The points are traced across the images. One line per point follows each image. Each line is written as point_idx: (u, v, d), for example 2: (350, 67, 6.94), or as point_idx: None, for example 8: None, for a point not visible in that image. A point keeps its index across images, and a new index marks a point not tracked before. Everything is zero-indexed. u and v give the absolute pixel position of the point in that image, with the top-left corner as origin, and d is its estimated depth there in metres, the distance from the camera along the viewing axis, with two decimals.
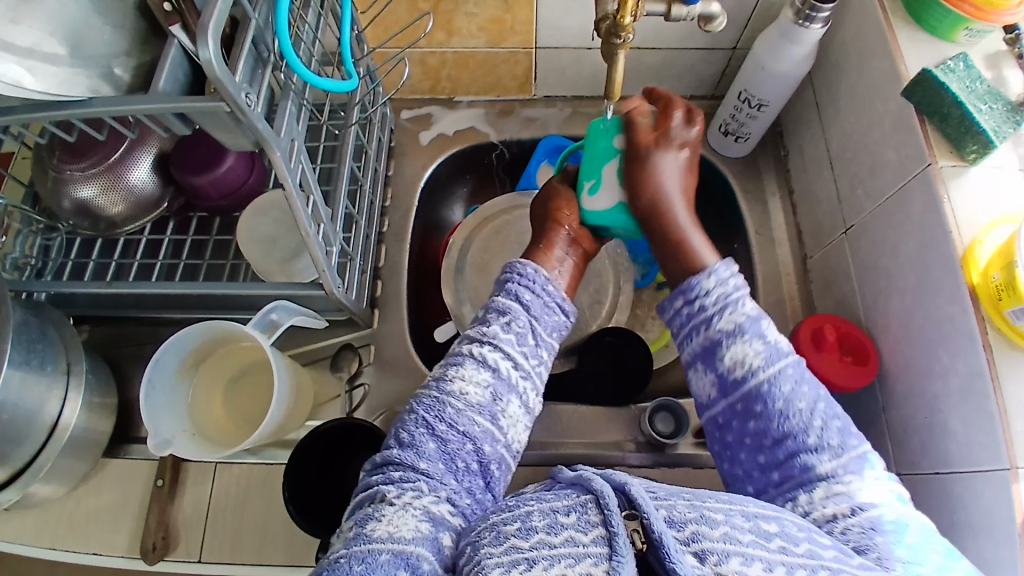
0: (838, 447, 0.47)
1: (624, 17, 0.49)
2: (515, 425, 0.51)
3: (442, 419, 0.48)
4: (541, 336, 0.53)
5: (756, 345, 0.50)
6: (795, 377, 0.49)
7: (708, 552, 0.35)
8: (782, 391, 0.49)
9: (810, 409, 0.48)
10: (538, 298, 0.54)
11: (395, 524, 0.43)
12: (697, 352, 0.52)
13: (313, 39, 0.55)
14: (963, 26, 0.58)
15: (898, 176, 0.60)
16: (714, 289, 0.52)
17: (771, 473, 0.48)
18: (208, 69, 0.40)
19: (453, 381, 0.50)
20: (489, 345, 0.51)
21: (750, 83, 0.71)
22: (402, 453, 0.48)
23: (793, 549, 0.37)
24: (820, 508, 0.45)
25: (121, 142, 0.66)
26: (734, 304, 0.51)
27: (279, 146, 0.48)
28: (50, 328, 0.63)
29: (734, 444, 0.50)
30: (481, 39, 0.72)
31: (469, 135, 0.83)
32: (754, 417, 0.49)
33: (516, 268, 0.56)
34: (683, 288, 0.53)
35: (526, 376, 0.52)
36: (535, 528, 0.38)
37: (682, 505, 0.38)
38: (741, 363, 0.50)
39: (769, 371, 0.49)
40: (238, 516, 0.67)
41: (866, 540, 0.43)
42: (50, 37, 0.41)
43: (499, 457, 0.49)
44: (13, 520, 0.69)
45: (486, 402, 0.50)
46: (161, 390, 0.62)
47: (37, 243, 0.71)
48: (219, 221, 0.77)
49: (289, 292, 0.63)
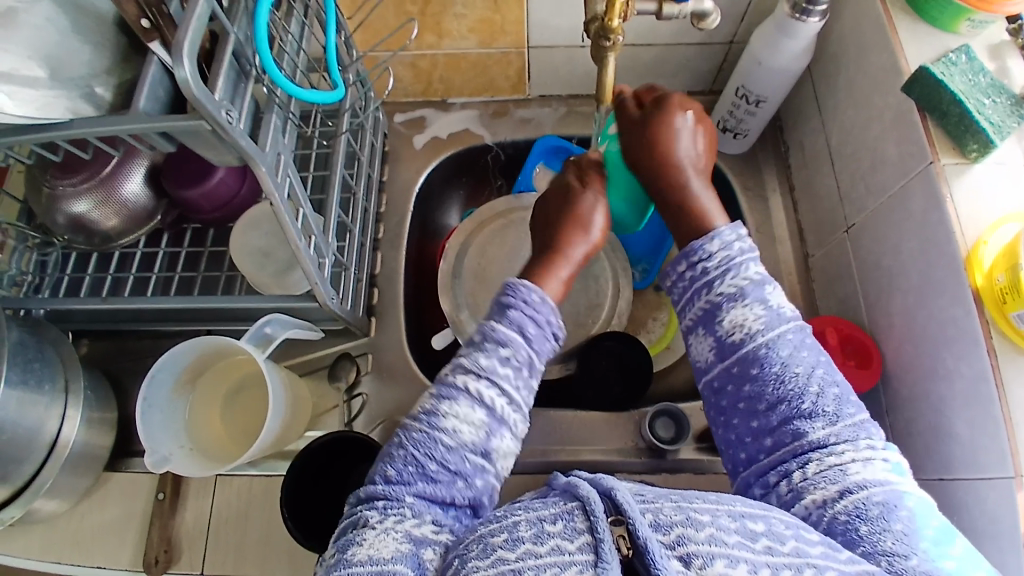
0: (833, 413, 0.48)
1: (612, 20, 0.48)
2: (506, 457, 0.50)
3: (433, 458, 0.48)
4: (537, 366, 0.53)
5: (757, 310, 0.50)
6: (795, 343, 0.50)
7: (693, 555, 0.35)
8: (780, 355, 0.49)
9: (807, 374, 0.49)
10: (539, 328, 0.53)
11: (375, 546, 0.44)
12: (697, 317, 0.52)
13: (297, 49, 0.54)
14: (964, 17, 0.56)
15: (900, 174, 0.59)
16: (717, 253, 0.51)
17: (765, 440, 0.48)
18: (185, 89, 0.39)
19: (447, 417, 0.49)
20: (485, 381, 0.50)
21: (746, 79, 0.70)
22: (388, 488, 0.47)
23: (779, 549, 0.36)
24: (811, 492, 0.45)
25: (111, 160, 0.65)
26: (735, 268, 0.51)
27: (264, 161, 0.47)
28: (48, 347, 0.63)
29: (729, 409, 0.51)
30: (472, 41, 0.71)
31: (463, 138, 0.81)
32: (750, 380, 0.49)
33: (516, 290, 0.54)
34: (686, 252, 0.52)
35: (518, 408, 0.51)
36: (522, 539, 0.37)
37: (669, 507, 0.38)
38: (740, 327, 0.50)
39: (768, 336, 0.49)
40: (240, 529, 0.67)
41: (850, 532, 0.43)
42: (28, 61, 0.40)
43: (490, 488, 0.49)
44: (17, 536, 0.69)
45: (479, 440, 0.49)
46: (158, 407, 0.63)
47: (34, 258, 0.70)
48: (213, 233, 0.77)
49: (279, 304, 0.62)
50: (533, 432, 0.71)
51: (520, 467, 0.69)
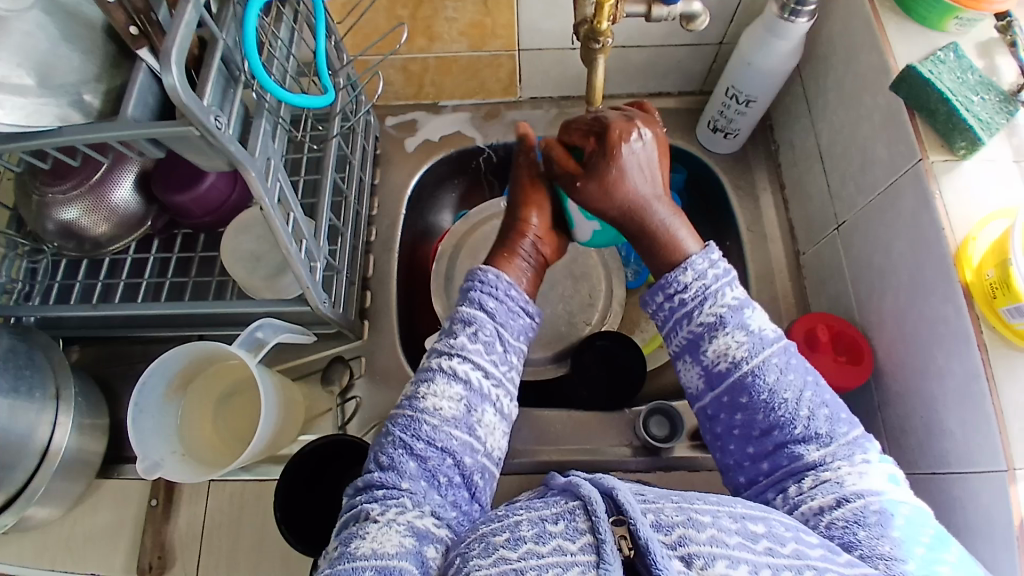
0: (827, 435, 0.48)
1: (601, 22, 0.48)
2: (493, 432, 0.50)
3: (420, 438, 0.48)
4: (509, 341, 0.53)
5: (738, 337, 0.50)
6: (781, 366, 0.50)
7: (694, 555, 0.35)
8: (768, 381, 0.49)
9: (796, 399, 0.49)
10: (502, 304, 0.53)
11: (379, 540, 0.44)
12: (683, 344, 0.52)
13: (286, 54, 0.54)
14: (952, 16, 0.57)
15: (889, 172, 0.59)
16: (692, 283, 0.51)
17: (763, 463, 0.49)
18: (173, 95, 0.39)
19: (427, 398, 0.50)
20: (458, 358, 0.50)
21: (737, 79, 0.70)
22: (382, 475, 0.48)
23: (779, 550, 0.37)
24: (808, 500, 0.46)
25: (100, 166, 0.65)
26: (713, 295, 0.51)
27: (254, 166, 0.47)
28: (38, 354, 0.62)
29: (724, 435, 0.51)
30: (463, 44, 0.71)
31: (455, 140, 0.81)
32: (742, 408, 0.49)
33: (477, 276, 0.54)
34: (662, 284, 0.52)
35: (499, 384, 0.51)
36: (524, 538, 0.38)
37: (670, 508, 0.38)
38: (724, 356, 0.50)
39: (753, 362, 0.49)
40: (235, 534, 0.67)
41: (849, 535, 0.43)
42: (18, 68, 0.41)
43: (481, 467, 0.49)
44: (9, 544, 0.68)
45: (461, 415, 0.49)
46: (150, 414, 0.62)
47: (24, 266, 0.70)
48: (204, 237, 0.76)
49: (271, 309, 0.62)
50: (527, 433, 0.71)
51: (515, 468, 0.69)
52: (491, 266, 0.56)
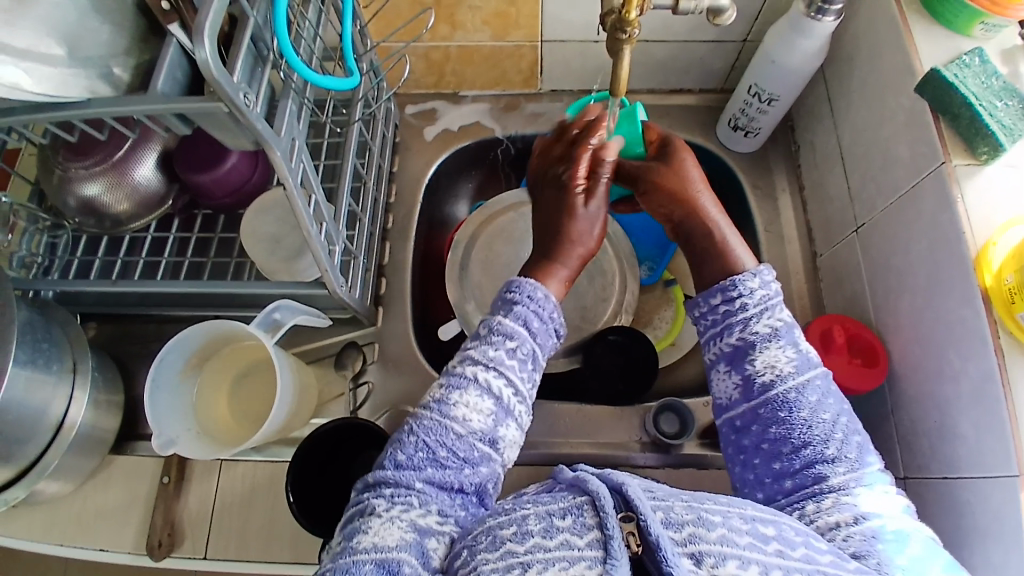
0: (855, 461, 0.48)
1: (628, 12, 0.48)
2: (511, 447, 0.51)
3: (442, 445, 0.48)
4: (540, 360, 0.53)
5: (789, 352, 0.51)
6: (822, 389, 0.51)
7: (704, 554, 0.35)
8: (809, 401, 0.50)
9: (833, 421, 0.50)
10: (543, 324, 0.54)
11: (381, 534, 0.44)
12: (725, 352, 0.53)
13: (313, 36, 0.54)
14: (978, 20, 0.56)
15: (911, 174, 0.59)
16: (757, 290, 0.53)
17: (784, 482, 0.49)
18: (204, 69, 0.39)
19: (456, 406, 0.49)
20: (494, 372, 0.50)
21: (759, 77, 0.70)
22: (397, 474, 0.47)
23: (789, 553, 0.37)
24: (824, 515, 0.46)
25: (125, 141, 0.65)
26: (772, 308, 0.53)
27: (280, 146, 0.47)
28: (55, 327, 0.63)
29: (749, 448, 0.51)
30: (485, 33, 0.71)
31: (474, 131, 0.82)
32: (779, 423, 0.50)
33: (522, 288, 0.55)
34: (725, 286, 0.54)
35: (523, 401, 0.51)
36: (531, 532, 0.38)
37: (679, 506, 0.38)
38: (771, 368, 0.51)
39: (798, 379, 0.51)
40: (243, 513, 0.67)
41: (867, 546, 0.43)
42: (46, 39, 0.41)
43: (494, 476, 0.50)
44: (20, 516, 0.69)
45: (487, 428, 0.49)
46: (165, 390, 0.63)
47: (43, 240, 0.71)
48: (223, 218, 0.77)
49: (289, 291, 0.63)
50: (536, 424, 0.71)
51: (523, 458, 0.69)
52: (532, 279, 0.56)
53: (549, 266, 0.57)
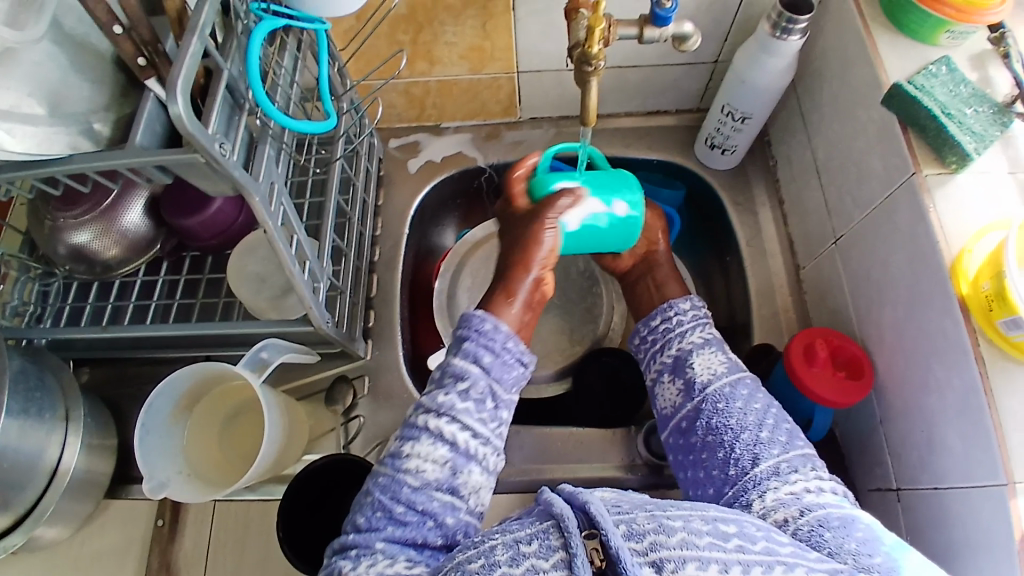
0: (786, 443, 0.52)
1: (592, 46, 0.49)
2: (478, 492, 0.52)
3: (398, 501, 0.49)
4: (500, 397, 0.54)
5: (721, 356, 0.58)
6: (753, 387, 0.56)
7: (665, 560, 0.35)
8: (742, 394, 0.55)
9: (765, 409, 0.54)
10: (497, 357, 0.54)
11: None
12: (667, 365, 0.59)
13: (290, 82, 0.56)
14: (944, 29, 0.58)
15: (885, 186, 0.60)
16: (689, 310, 0.62)
17: (729, 469, 0.52)
18: (178, 124, 0.40)
19: (409, 458, 0.51)
20: (446, 418, 0.52)
21: (731, 97, 0.71)
22: (359, 537, 0.48)
23: (750, 547, 0.37)
24: (773, 513, 0.48)
25: (108, 194, 0.67)
26: (703, 324, 0.61)
27: (258, 191, 0.48)
28: (48, 375, 0.64)
29: (697, 446, 0.54)
30: (462, 67, 0.72)
31: (456, 161, 0.83)
32: (718, 414, 0.54)
33: (471, 322, 0.55)
34: (664, 309, 0.63)
35: (485, 442, 0.53)
36: (498, 562, 0.37)
37: (642, 517, 0.38)
38: (708, 370, 0.57)
39: (730, 377, 0.56)
40: (238, 554, 0.67)
41: (816, 537, 0.45)
42: (28, 98, 0.42)
43: (463, 524, 0.50)
44: (18, 564, 0.69)
45: (444, 477, 0.51)
46: (157, 434, 0.63)
47: (36, 289, 0.71)
48: (212, 259, 0.78)
49: (276, 329, 0.63)
50: (528, 451, 0.71)
51: (516, 486, 0.69)
52: (486, 311, 0.57)
53: (509, 301, 0.57)
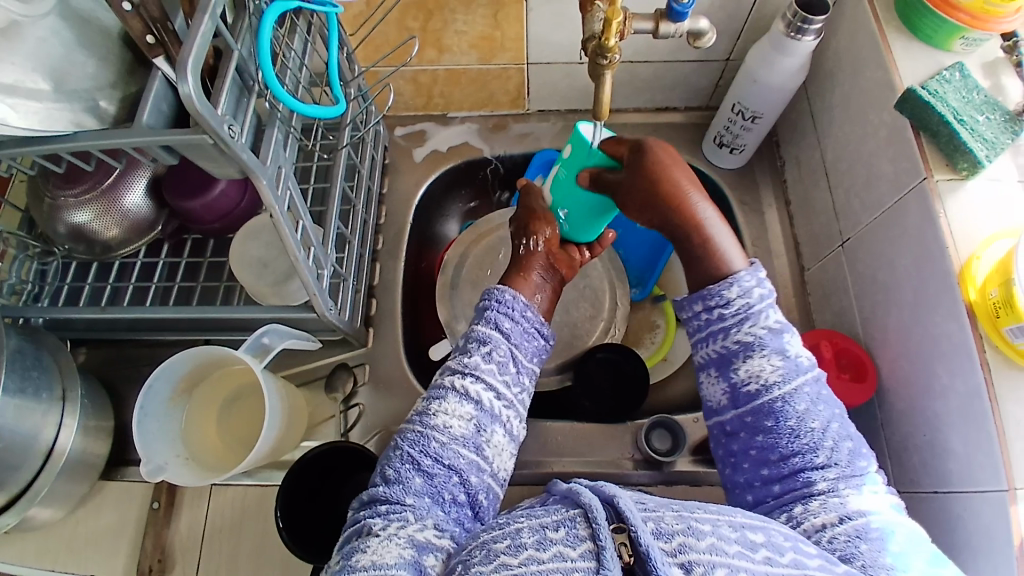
0: (845, 467, 0.49)
1: (609, 39, 0.48)
2: (501, 454, 0.52)
3: (427, 454, 0.50)
4: (522, 362, 0.55)
5: (774, 361, 0.51)
6: (811, 397, 0.51)
7: (694, 563, 0.36)
8: (796, 410, 0.51)
9: (822, 429, 0.50)
10: (518, 324, 0.56)
11: (379, 553, 0.44)
12: (712, 357, 0.54)
13: (299, 65, 0.56)
14: (958, 36, 0.57)
15: (894, 190, 0.59)
16: (735, 300, 0.52)
17: (773, 486, 0.50)
18: (188, 103, 0.39)
19: (437, 415, 0.51)
20: (471, 377, 0.53)
21: (742, 95, 0.70)
22: (388, 490, 0.49)
23: (778, 560, 0.38)
24: (811, 518, 0.47)
25: (112, 171, 0.66)
26: (753, 318, 0.52)
27: (265, 174, 0.48)
28: (45, 354, 0.63)
29: (738, 453, 0.52)
30: (472, 56, 0.72)
31: (462, 151, 0.82)
32: (764, 432, 0.51)
33: (494, 295, 0.57)
34: (703, 294, 0.53)
35: (509, 405, 0.54)
36: (525, 545, 0.38)
37: (670, 517, 0.39)
38: (755, 378, 0.51)
39: (783, 389, 0.51)
40: (236, 539, 0.67)
41: (852, 548, 0.45)
42: (32, 73, 0.41)
43: (486, 487, 0.51)
44: (12, 544, 0.69)
45: (470, 434, 0.51)
46: (155, 416, 0.63)
47: (34, 267, 0.71)
48: (213, 243, 0.77)
49: (278, 314, 0.62)
50: (527, 444, 0.71)
51: (516, 479, 0.69)
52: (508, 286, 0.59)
53: (524, 278, 0.60)
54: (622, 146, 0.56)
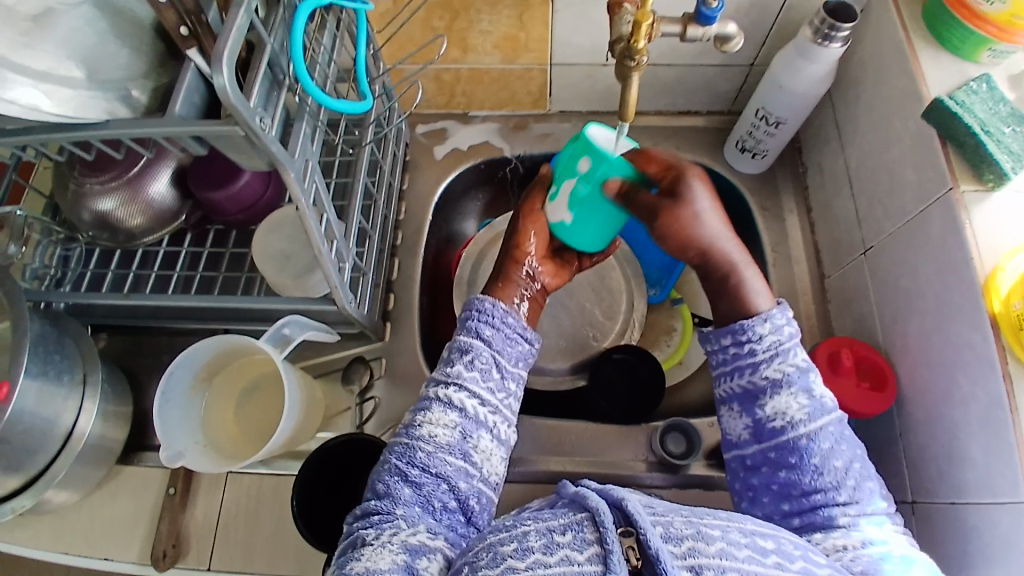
0: (864, 502, 0.50)
1: (638, 41, 0.48)
2: (490, 459, 0.53)
3: (415, 464, 0.50)
4: (506, 368, 0.55)
5: (801, 400, 0.52)
6: (835, 436, 0.52)
7: (703, 567, 0.36)
8: (820, 448, 0.51)
9: (845, 468, 0.51)
10: (498, 331, 0.56)
11: (373, 559, 0.45)
12: (737, 393, 0.55)
13: (327, 60, 0.56)
14: (985, 47, 0.57)
15: (918, 199, 0.59)
16: (768, 336, 0.53)
17: (793, 520, 0.51)
18: (222, 96, 0.40)
19: (423, 426, 0.52)
20: (455, 386, 0.53)
21: (766, 101, 0.70)
22: (379, 502, 0.49)
23: (788, 566, 0.38)
24: (832, 540, 0.48)
25: (139, 159, 0.67)
26: (782, 355, 0.53)
27: (293, 167, 0.48)
28: (67, 340, 0.64)
29: (759, 488, 0.53)
30: (495, 56, 0.72)
31: (483, 150, 0.83)
32: (788, 467, 0.51)
33: (475, 305, 0.57)
34: (735, 329, 0.54)
35: (494, 411, 0.54)
36: (531, 548, 0.38)
37: (680, 522, 0.39)
38: (781, 415, 0.52)
39: (809, 427, 0.52)
40: (250, 527, 0.68)
41: (874, 565, 0.45)
42: (66, 61, 0.42)
43: (477, 491, 0.51)
44: (30, 525, 0.70)
45: (456, 441, 0.52)
46: (174, 404, 0.64)
47: (57, 252, 0.72)
48: (235, 234, 0.78)
49: (301, 306, 0.63)
50: (541, 443, 0.71)
51: (529, 476, 0.69)
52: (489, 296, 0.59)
53: (503, 289, 0.60)
54: (651, 163, 0.56)
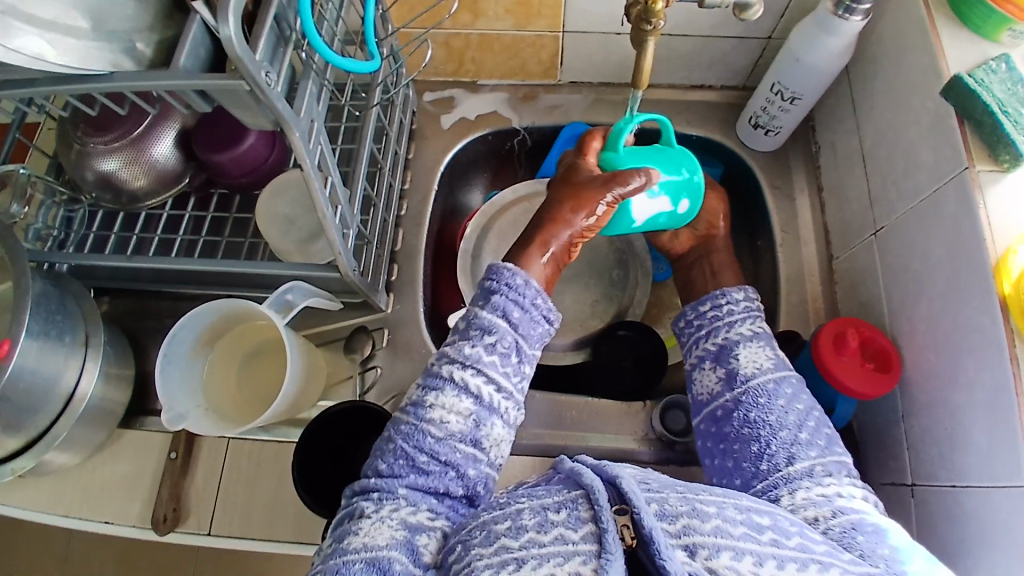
0: (824, 446, 0.52)
1: (655, 3, 0.47)
2: (498, 445, 0.52)
3: (422, 450, 0.50)
4: (525, 351, 0.55)
5: (768, 351, 0.58)
6: (797, 388, 0.56)
7: (698, 546, 0.35)
8: (786, 392, 0.55)
9: (806, 411, 0.54)
10: (525, 312, 0.55)
11: (371, 534, 0.46)
12: (710, 351, 0.60)
13: (336, 18, 0.55)
14: (1006, 27, 0.55)
15: (934, 178, 0.58)
16: (742, 301, 0.62)
17: (761, 463, 0.52)
18: (228, 47, 0.39)
19: (433, 408, 0.51)
20: (472, 370, 0.52)
21: (782, 75, 0.69)
22: (381, 482, 0.49)
23: (784, 542, 0.37)
24: (804, 510, 0.48)
25: (144, 117, 0.66)
26: (753, 317, 0.61)
27: (299, 127, 0.47)
28: (69, 300, 0.63)
29: (730, 436, 0.55)
30: (507, 22, 0.70)
31: (491, 120, 0.81)
32: (758, 408, 0.55)
33: (503, 276, 0.56)
34: (715, 296, 0.64)
35: (508, 397, 0.53)
36: (526, 527, 0.38)
37: (674, 498, 0.38)
38: (752, 363, 0.57)
39: (776, 373, 0.56)
40: (250, 491, 0.68)
41: (848, 538, 0.45)
42: (72, 10, 0.40)
43: (484, 478, 0.51)
44: (31, 486, 0.70)
45: (468, 429, 0.51)
46: (177, 365, 0.64)
47: (60, 214, 0.71)
48: (239, 199, 0.78)
49: (301, 272, 0.63)
50: (542, 417, 0.71)
51: (529, 449, 0.69)
52: (517, 266, 0.57)
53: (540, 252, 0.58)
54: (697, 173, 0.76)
